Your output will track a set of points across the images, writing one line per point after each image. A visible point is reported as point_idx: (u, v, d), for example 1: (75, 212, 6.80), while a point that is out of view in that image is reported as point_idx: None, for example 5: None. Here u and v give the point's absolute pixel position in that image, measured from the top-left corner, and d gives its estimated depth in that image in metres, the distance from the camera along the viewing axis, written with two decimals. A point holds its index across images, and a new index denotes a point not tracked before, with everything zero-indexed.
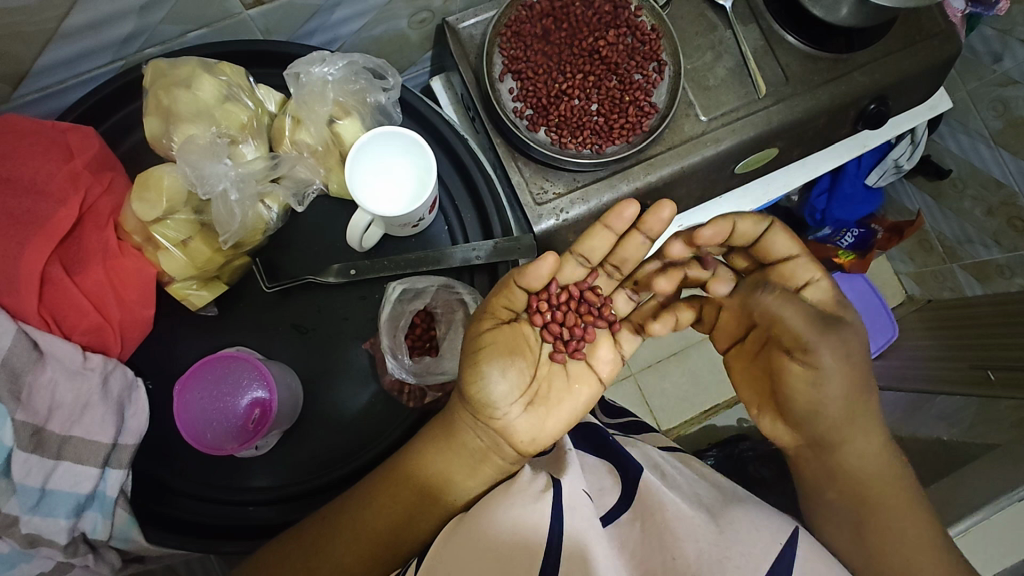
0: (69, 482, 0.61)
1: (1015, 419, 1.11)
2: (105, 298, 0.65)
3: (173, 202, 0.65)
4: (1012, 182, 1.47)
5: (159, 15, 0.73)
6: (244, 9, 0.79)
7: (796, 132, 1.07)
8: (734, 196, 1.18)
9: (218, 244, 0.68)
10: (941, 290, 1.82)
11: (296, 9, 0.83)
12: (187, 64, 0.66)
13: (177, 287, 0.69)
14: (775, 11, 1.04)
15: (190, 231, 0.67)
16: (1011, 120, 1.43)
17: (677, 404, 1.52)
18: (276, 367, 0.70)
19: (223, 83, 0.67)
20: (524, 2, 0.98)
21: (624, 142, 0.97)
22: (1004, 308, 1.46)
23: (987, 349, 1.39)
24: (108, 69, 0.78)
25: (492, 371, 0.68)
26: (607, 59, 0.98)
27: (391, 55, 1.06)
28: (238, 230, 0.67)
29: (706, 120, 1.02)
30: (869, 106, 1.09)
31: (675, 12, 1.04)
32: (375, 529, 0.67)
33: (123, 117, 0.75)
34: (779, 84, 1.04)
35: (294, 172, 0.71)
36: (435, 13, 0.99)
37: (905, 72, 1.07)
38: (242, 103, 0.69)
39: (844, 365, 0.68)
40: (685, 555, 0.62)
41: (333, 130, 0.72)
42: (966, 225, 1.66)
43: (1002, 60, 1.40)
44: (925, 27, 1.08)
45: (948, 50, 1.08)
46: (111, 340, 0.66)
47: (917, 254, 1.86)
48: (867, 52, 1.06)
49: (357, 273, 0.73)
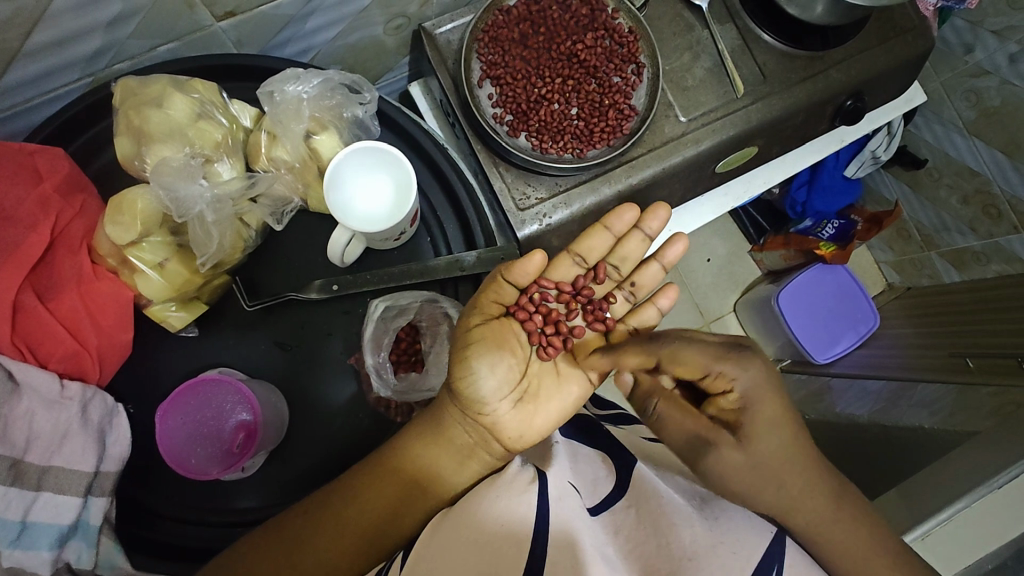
0: (51, 513, 0.59)
1: (993, 407, 1.14)
2: (82, 326, 0.64)
3: (148, 224, 0.63)
4: (986, 171, 1.50)
5: (127, 30, 0.72)
6: (215, 21, 0.78)
7: (775, 129, 1.08)
8: (716, 194, 1.19)
9: (196, 266, 0.66)
10: (920, 278, 1.86)
11: (268, 19, 0.82)
12: (158, 82, 0.64)
13: (155, 309, 0.68)
14: (751, 10, 1.04)
15: (167, 252, 0.65)
16: (984, 110, 1.46)
17: None
18: (260, 387, 0.69)
19: (196, 101, 0.66)
20: (500, 6, 0.98)
21: (604, 144, 0.97)
22: (983, 295, 1.51)
23: (967, 337, 1.42)
24: (77, 86, 0.76)
25: (481, 366, 0.68)
26: (586, 62, 0.98)
27: (367, 62, 1.05)
28: (217, 251, 0.66)
29: (685, 120, 1.02)
30: (845, 103, 1.10)
31: (652, 12, 1.04)
32: (368, 517, 0.67)
33: (93, 136, 0.73)
34: (757, 83, 1.05)
35: (272, 191, 0.69)
36: (410, 19, 0.99)
37: (880, 69, 1.08)
38: (215, 120, 0.67)
39: (764, 404, 0.66)
40: (676, 540, 0.60)
41: (310, 144, 0.70)
42: (943, 213, 1.68)
43: (975, 51, 1.43)
44: (897, 23, 1.09)
45: (921, 45, 1.10)
46: (89, 367, 0.65)
47: (896, 243, 1.89)
48: (843, 48, 1.07)
49: (339, 288, 0.72)
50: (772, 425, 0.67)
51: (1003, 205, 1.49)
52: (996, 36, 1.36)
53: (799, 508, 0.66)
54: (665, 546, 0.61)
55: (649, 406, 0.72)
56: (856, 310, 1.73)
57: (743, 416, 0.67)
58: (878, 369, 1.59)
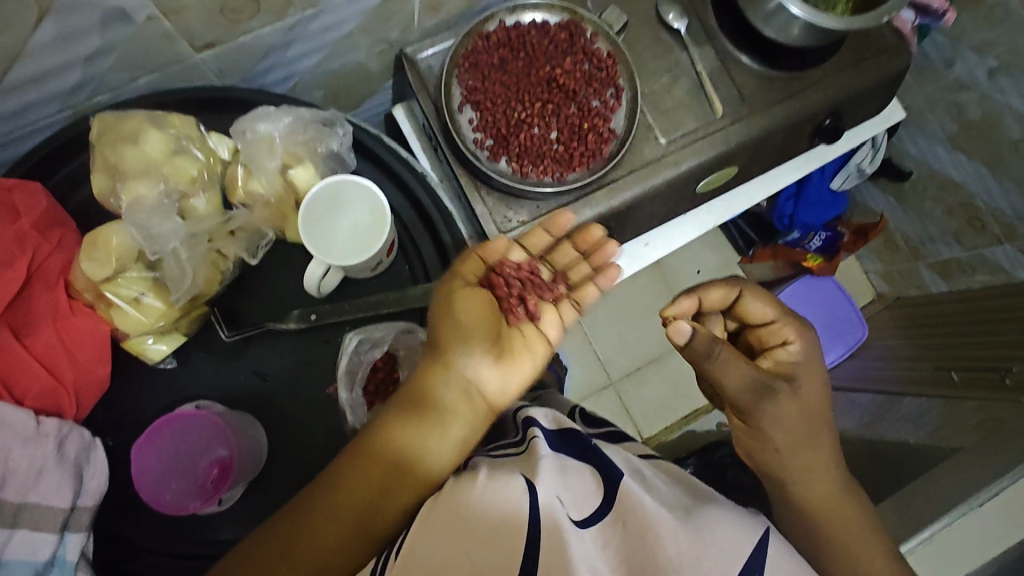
0: (25, 550, 0.59)
1: (975, 422, 1.15)
2: (58, 360, 0.65)
3: (122, 260, 0.65)
4: (969, 184, 1.52)
5: (106, 64, 0.73)
6: (194, 52, 0.79)
7: (756, 148, 1.09)
8: (700, 213, 1.20)
9: (172, 299, 0.67)
10: (907, 289, 1.86)
11: (247, 49, 0.83)
12: (134, 118, 0.66)
13: (133, 342, 0.68)
14: (729, 32, 1.06)
15: (143, 286, 0.66)
16: (965, 124, 1.47)
17: (656, 411, 1.76)
18: (237, 419, 0.69)
19: (172, 137, 0.67)
20: (481, 32, 0.99)
21: (584, 167, 0.98)
22: (967, 307, 1.52)
23: (951, 349, 1.44)
24: (57, 119, 0.77)
25: (463, 303, 0.70)
26: (565, 87, 0.99)
27: (350, 86, 1.07)
28: (191, 288, 0.67)
29: (665, 141, 1.03)
30: (824, 122, 1.12)
31: (632, 35, 1.06)
32: (345, 510, 0.62)
33: (72, 169, 0.74)
34: (736, 104, 1.06)
35: (248, 226, 0.71)
36: (392, 44, 1.00)
37: (858, 88, 1.10)
38: (192, 155, 0.68)
39: (808, 379, 0.78)
40: (663, 549, 0.53)
41: (286, 177, 0.72)
42: (929, 225, 1.69)
43: (955, 66, 1.44)
44: (874, 44, 1.11)
45: (897, 64, 1.11)
46: (65, 402, 0.65)
47: (884, 254, 1.89)
48: (821, 69, 1.08)
49: (317, 317, 0.73)
50: (806, 410, 0.77)
51: (987, 217, 1.50)
52: (975, 52, 1.37)
53: (805, 481, 0.76)
54: (652, 555, 0.53)
55: (714, 351, 0.73)
56: (845, 322, 1.74)
57: (795, 372, 0.78)
58: (866, 382, 1.60)
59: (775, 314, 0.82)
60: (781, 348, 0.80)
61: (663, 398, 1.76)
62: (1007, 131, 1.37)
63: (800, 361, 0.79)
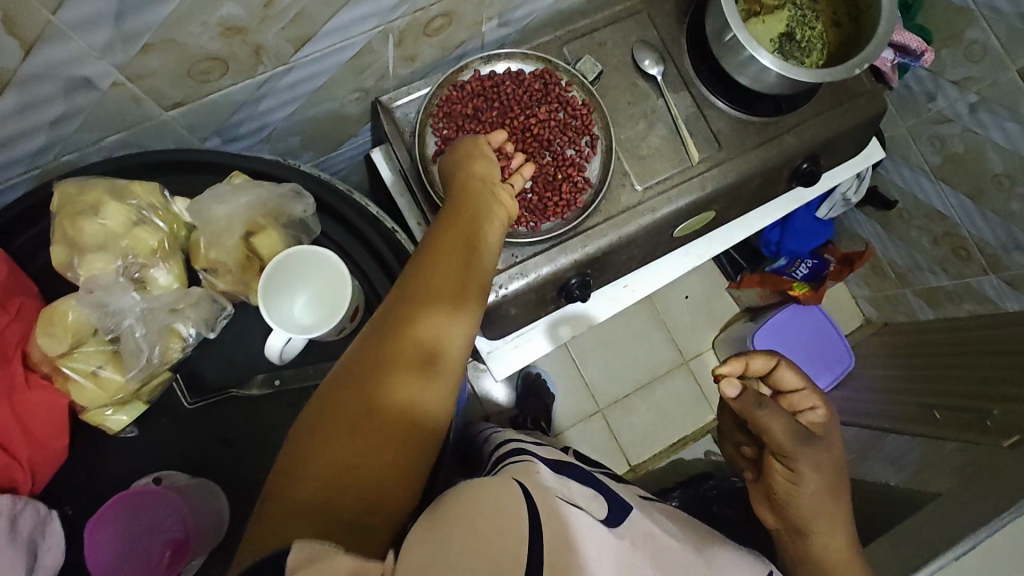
0: None
1: (958, 464, 1.14)
2: (12, 436, 0.64)
3: (79, 335, 0.66)
4: (954, 215, 1.50)
5: (71, 128, 0.73)
6: (163, 111, 0.79)
7: (733, 192, 1.09)
8: (680, 254, 1.20)
9: (129, 373, 0.68)
10: (896, 314, 1.87)
11: (218, 105, 0.83)
12: (95, 189, 0.69)
13: (91, 413, 0.69)
14: (705, 78, 1.06)
15: (101, 359, 0.68)
16: (949, 156, 1.44)
17: (643, 438, 1.72)
18: (197, 493, 0.69)
19: (132, 208, 0.70)
20: (454, 82, 0.99)
21: (559, 217, 0.99)
22: (952, 340, 1.51)
23: (936, 384, 1.43)
24: (24, 180, 0.77)
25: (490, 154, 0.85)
26: (539, 136, 0.99)
27: (327, 132, 1.07)
28: (147, 366, 0.69)
29: (641, 188, 1.03)
30: (801, 165, 1.12)
31: (607, 82, 1.06)
32: (360, 479, 0.57)
33: (38, 233, 0.74)
34: (713, 149, 1.06)
35: (198, 304, 0.71)
36: (367, 92, 1.00)
37: (834, 132, 1.10)
38: (152, 226, 0.71)
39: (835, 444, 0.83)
40: None
41: (248, 244, 0.74)
42: (915, 253, 1.69)
43: (936, 99, 1.40)
44: (850, 88, 1.11)
45: (873, 108, 1.11)
46: (20, 477, 0.65)
47: (872, 280, 1.89)
48: (796, 114, 1.09)
49: (281, 383, 0.74)
50: (838, 472, 0.81)
51: (972, 247, 1.49)
52: (956, 86, 1.34)
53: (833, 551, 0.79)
54: None
55: (765, 404, 0.73)
56: (833, 351, 1.71)
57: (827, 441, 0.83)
58: (854, 416, 1.60)
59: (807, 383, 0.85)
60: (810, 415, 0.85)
61: (650, 426, 1.73)
62: (989, 165, 1.35)
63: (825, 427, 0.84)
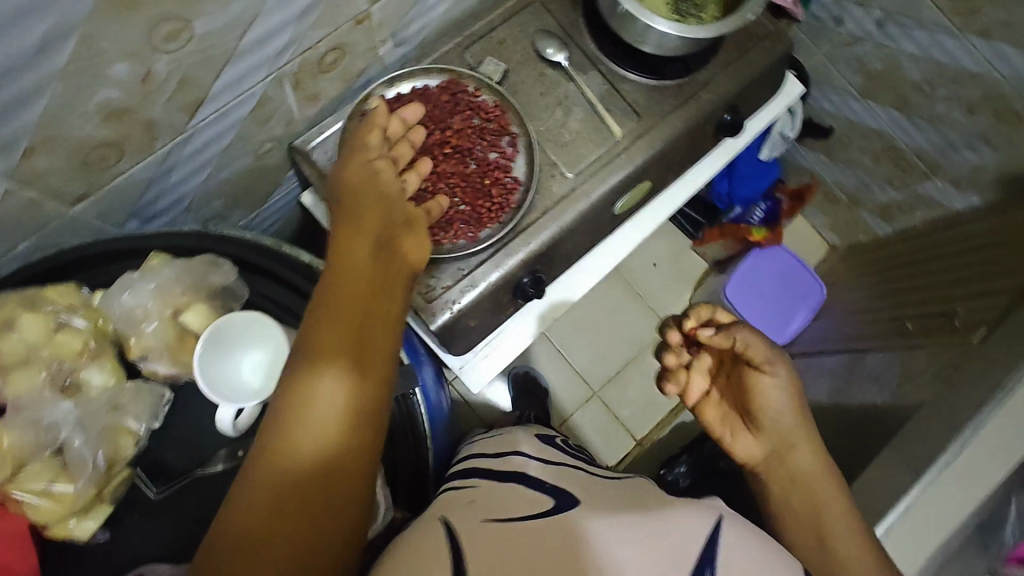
0: None
1: (935, 370, 1.19)
2: None
3: (18, 455, 0.67)
4: (888, 130, 1.48)
5: None
6: (68, 208, 0.77)
7: (663, 160, 1.09)
8: (630, 229, 1.20)
9: (78, 482, 0.68)
10: (857, 235, 1.79)
11: (125, 187, 0.81)
12: (5, 306, 0.70)
13: (57, 528, 0.69)
14: (610, 54, 1.06)
15: (49, 475, 0.68)
16: (869, 73, 1.41)
17: (645, 406, 1.71)
18: None
19: (50, 314, 0.72)
20: (361, 110, 0.97)
21: (494, 222, 0.98)
22: (903, 250, 1.56)
23: (901, 295, 1.46)
24: None
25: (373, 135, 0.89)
26: (459, 145, 1.00)
27: (252, 188, 1.05)
28: (95, 471, 0.70)
29: (571, 176, 1.03)
30: (723, 117, 1.13)
31: (515, 79, 1.06)
32: (286, 512, 0.58)
33: None
34: (633, 121, 1.06)
35: (138, 399, 0.74)
36: (279, 140, 0.99)
37: (745, 80, 1.11)
38: (74, 328, 0.73)
39: (785, 401, 0.76)
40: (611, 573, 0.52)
41: (176, 322, 0.77)
42: (860, 174, 1.63)
43: (844, 22, 1.37)
44: (754, 34, 1.12)
45: (778, 49, 1.13)
46: None
47: (828, 208, 1.82)
48: (706, 70, 1.10)
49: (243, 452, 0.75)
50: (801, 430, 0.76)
51: (911, 156, 1.48)
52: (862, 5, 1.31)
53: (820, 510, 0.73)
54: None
55: (740, 330, 0.77)
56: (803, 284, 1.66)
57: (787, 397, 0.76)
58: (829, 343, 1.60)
59: (765, 343, 0.77)
60: (761, 369, 0.76)
61: (648, 396, 1.71)
62: (909, 75, 1.33)
63: (784, 387, 0.76)
